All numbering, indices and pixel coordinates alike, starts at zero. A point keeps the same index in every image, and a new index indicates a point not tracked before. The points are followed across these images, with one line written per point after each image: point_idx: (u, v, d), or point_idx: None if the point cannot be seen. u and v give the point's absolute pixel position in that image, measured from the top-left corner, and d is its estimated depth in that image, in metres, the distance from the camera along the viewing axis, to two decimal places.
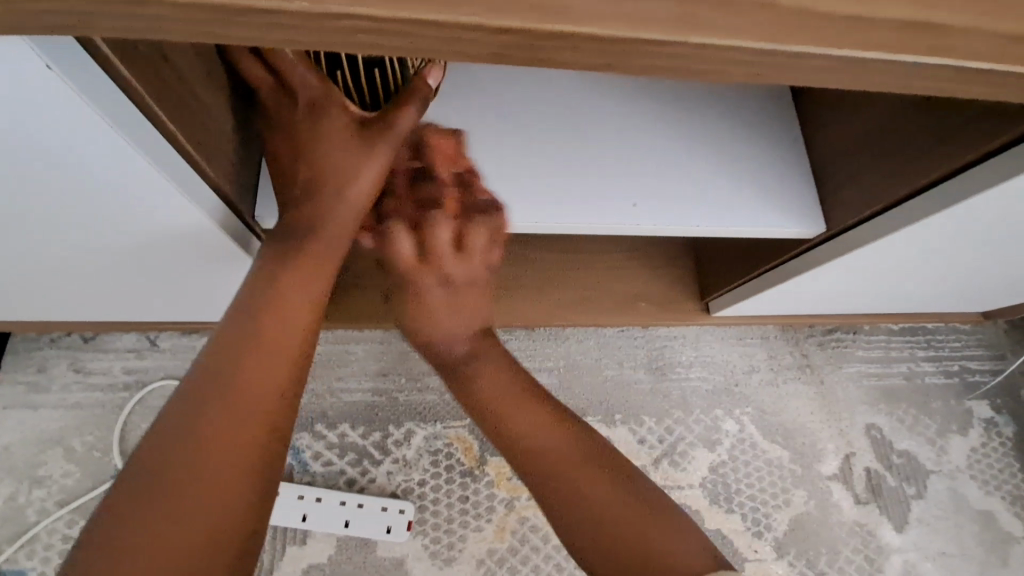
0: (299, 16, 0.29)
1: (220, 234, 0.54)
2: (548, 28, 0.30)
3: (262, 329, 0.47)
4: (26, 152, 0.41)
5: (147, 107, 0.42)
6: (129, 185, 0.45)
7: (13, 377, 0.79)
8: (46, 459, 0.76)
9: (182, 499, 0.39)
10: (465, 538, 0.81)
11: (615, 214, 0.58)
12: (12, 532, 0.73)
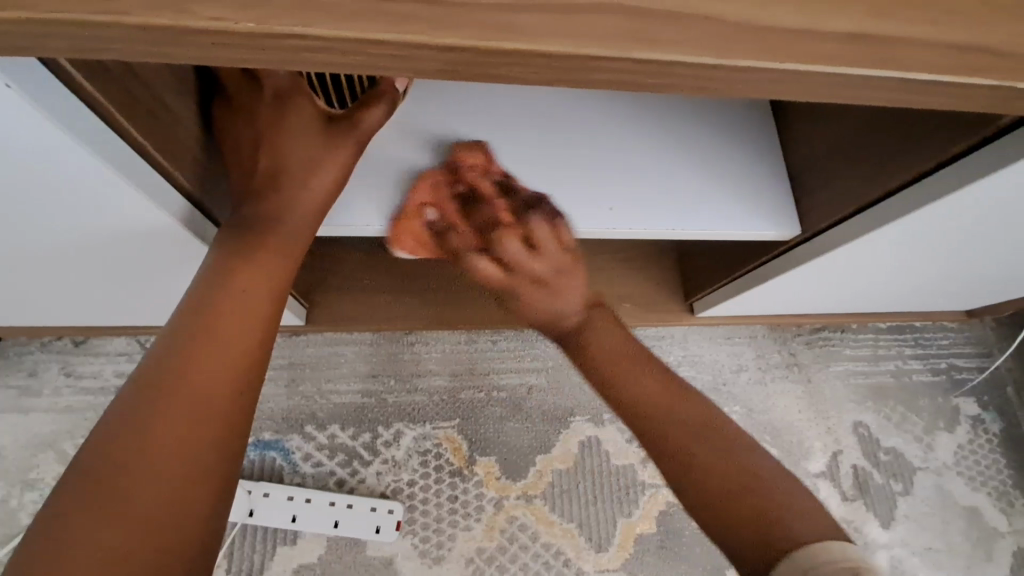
0: (251, 36, 0.30)
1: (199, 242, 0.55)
2: (496, 46, 0.31)
3: (217, 323, 0.46)
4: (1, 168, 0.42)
5: (115, 122, 0.43)
6: (104, 197, 0.46)
7: (5, 381, 0.80)
8: (38, 463, 0.77)
9: (123, 501, 0.38)
10: (454, 538, 0.81)
11: (593, 218, 0.59)
12: (5, 535, 0.74)
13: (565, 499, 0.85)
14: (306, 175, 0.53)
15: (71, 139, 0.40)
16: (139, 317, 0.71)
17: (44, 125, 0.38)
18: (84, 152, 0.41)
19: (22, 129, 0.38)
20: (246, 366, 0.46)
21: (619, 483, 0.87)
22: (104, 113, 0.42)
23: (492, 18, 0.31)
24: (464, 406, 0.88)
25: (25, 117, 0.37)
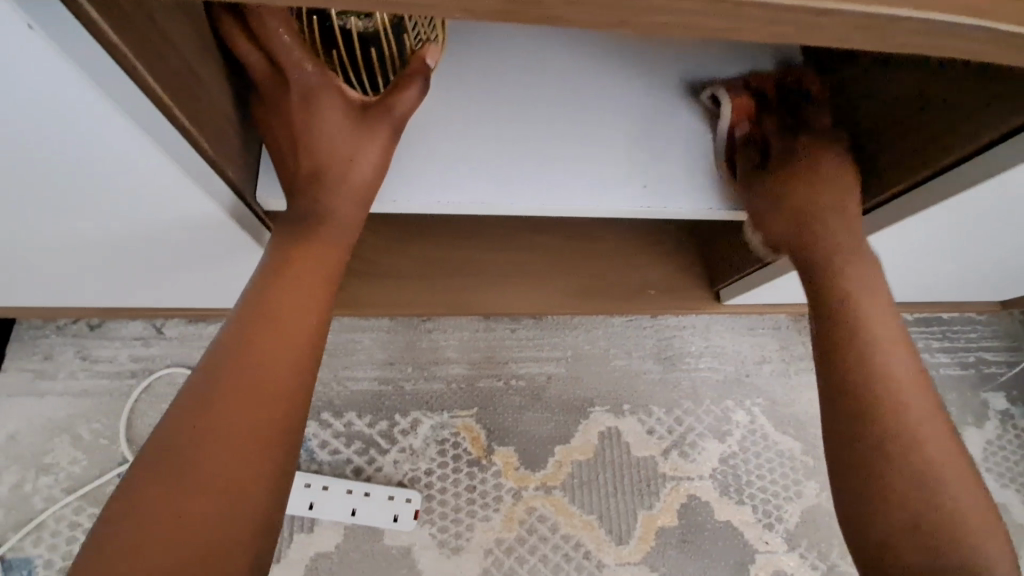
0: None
1: (228, 220, 0.53)
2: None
3: (277, 313, 0.47)
4: (24, 129, 0.40)
5: (144, 83, 0.41)
6: (133, 163, 0.44)
7: (20, 364, 0.79)
8: (53, 447, 0.76)
9: (195, 482, 0.40)
10: (472, 528, 0.80)
11: (628, 196, 0.57)
12: (20, 519, 0.73)
13: (585, 491, 0.84)
14: (348, 169, 0.52)
15: (104, 100, 0.38)
16: (155, 299, 0.70)
17: (79, 83, 0.37)
18: (117, 116, 0.39)
19: (55, 88, 0.37)
20: (299, 369, 0.46)
21: (640, 475, 0.86)
22: (135, 74, 0.40)
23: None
24: (482, 395, 0.86)
25: (60, 72, 0.36)
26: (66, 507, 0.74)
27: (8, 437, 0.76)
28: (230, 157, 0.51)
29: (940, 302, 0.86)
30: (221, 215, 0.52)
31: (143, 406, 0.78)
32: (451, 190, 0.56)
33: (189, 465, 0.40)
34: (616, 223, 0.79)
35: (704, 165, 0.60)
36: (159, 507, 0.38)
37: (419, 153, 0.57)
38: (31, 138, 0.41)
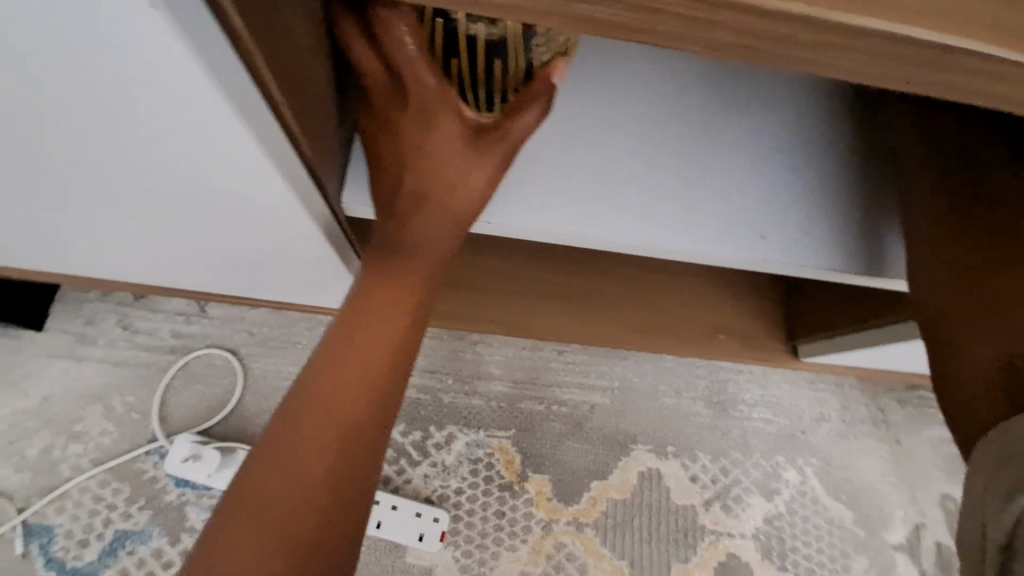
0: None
1: (310, 224, 0.49)
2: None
3: (369, 335, 0.45)
4: (117, 114, 0.36)
5: (264, 84, 0.37)
6: (230, 160, 0.40)
7: (63, 326, 0.78)
8: (85, 414, 0.74)
9: (287, 509, 0.38)
10: (498, 556, 0.76)
11: (737, 244, 0.53)
12: (45, 485, 0.72)
13: (619, 533, 0.79)
14: (450, 183, 0.49)
15: (228, 110, 0.35)
16: (205, 283, 0.67)
17: (207, 93, 0.33)
18: (238, 125, 0.36)
19: (177, 91, 0.33)
20: (387, 395, 0.44)
21: (677, 523, 0.81)
22: (257, 72, 0.36)
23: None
24: (522, 418, 0.82)
25: (189, 81, 0.32)
26: (91, 479, 0.72)
27: (43, 399, 0.75)
28: (324, 159, 0.48)
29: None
30: (306, 221, 0.49)
31: (178, 385, 0.76)
32: (542, 216, 0.52)
33: (282, 491, 0.39)
34: None
35: (815, 218, 0.55)
36: (243, 529, 0.37)
37: (520, 173, 0.53)
38: (129, 129, 0.37)
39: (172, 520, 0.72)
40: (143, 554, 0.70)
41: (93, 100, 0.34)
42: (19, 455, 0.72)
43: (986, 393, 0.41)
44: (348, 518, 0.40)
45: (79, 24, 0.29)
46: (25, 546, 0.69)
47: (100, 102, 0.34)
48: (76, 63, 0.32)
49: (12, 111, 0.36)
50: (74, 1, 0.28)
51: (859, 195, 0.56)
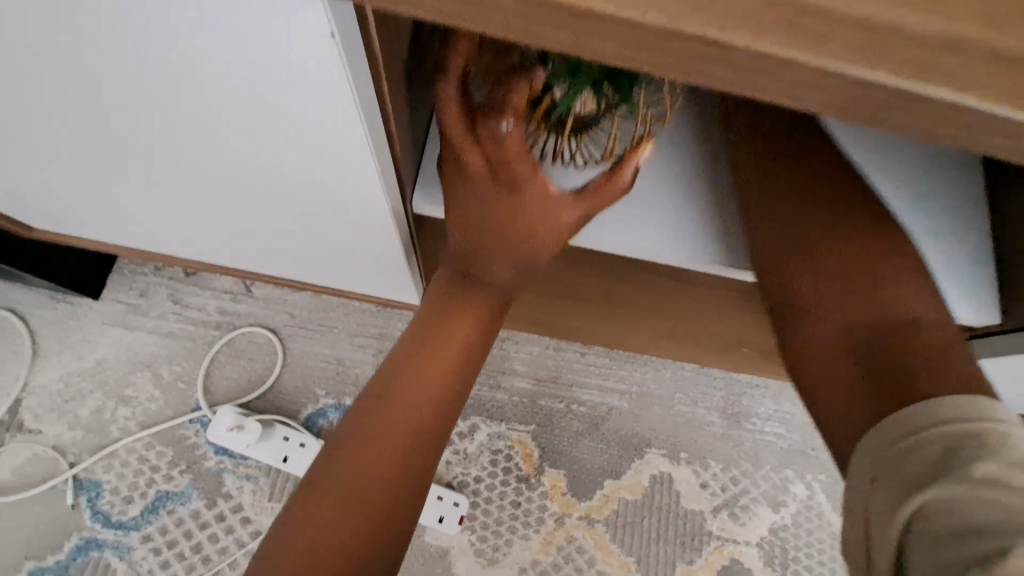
0: (551, 10, 0.23)
1: (386, 216, 0.53)
2: (883, 81, 0.23)
3: (432, 352, 0.50)
4: (244, 100, 0.40)
5: (380, 86, 0.41)
6: (333, 149, 0.43)
7: (117, 296, 0.82)
8: (134, 380, 0.79)
9: (353, 494, 0.43)
10: (511, 543, 0.80)
11: None
12: (95, 443, 0.76)
13: (628, 532, 0.82)
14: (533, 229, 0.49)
15: (352, 100, 0.38)
16: (258, 264, 0.71)
17: (342, 85, 0.37)
18: (356, 117, 0.39)
19: (316, 84, 0.37)
20: (443, 406, 0.49)
21: (685, 526, 0.84)
22: (377, 76, 0.40)
23: (883, 41, 0.23)
24: (542, 414, 0.86)
25: (328, 73, 0.36)
26: (138, 440, 0.77)
27: (96, 362, 0.79)
28: (404, 159, 0.51)
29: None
30: (385, 212, 0.52)
31: (223, 358, 0.81)
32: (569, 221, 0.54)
33: (349, 480, 0.44)
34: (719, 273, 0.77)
35: None
36: (313, 509, 0.42)
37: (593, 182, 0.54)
38: (248, 109, 0.41)
39: (210, 485, 0.76)
40: (182, 514, 0.75)
41: (230, 76, 0.38)
42: (71, 414, 0.77)
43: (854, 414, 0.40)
44: (402, 513, 0.44)
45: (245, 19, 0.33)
46: (75, 498, 0.74)
47: (233, 79, 0.38)
48: (226, 44, 0.35)
49: (141, 86, 0.40)
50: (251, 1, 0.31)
51: None
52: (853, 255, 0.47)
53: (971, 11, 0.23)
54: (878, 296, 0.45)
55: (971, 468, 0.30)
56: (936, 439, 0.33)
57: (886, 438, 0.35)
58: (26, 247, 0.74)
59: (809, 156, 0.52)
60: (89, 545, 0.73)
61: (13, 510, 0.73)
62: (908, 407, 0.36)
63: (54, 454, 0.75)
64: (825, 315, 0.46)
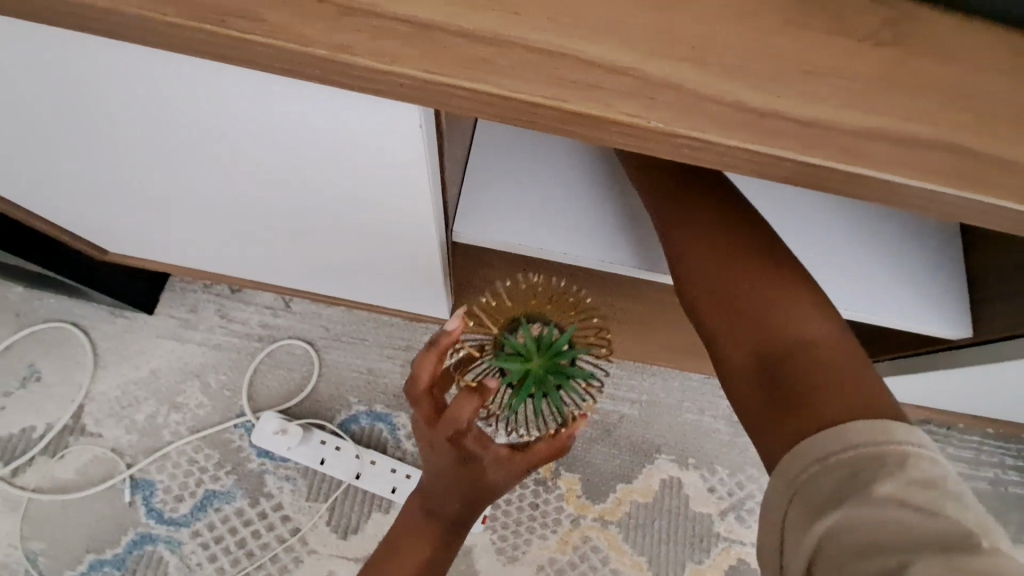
0: (581, 97, 0.28)
1: (431, 253, 0.58)
2: (842, 170, 0.29)
3: None
4: (319, 162, 0.45)
5: (443, 159, 0.46)
6: (393, 206, 0.49)
7: (169, 311, 0.90)
8: (185, 388, 0.87)
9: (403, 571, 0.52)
10: (530, 542, 0.85)
11: None
12: (149, 445, 0.84)
13: (640, 532, 0.88)
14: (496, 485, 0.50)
15: (421, 177, 0.43)
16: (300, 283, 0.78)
17: (418, 157, 0.41)
18: (425, 180, 0.44)
19: (387, 161, 0.42)
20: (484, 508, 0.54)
21: (694, 529, 0.89)
22: (441, 152, 0.45)
23: (838, 133, 0.29)
24: None
25: (407, 148, 0.40)
26: (188, 444, 0.84)
27: (150, 372, 0.87)
28: (450, 202, 0.57)
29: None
30: (433, 246, 0.56)
31: (265, 367, 0.88)
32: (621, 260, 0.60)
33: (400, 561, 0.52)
34: None
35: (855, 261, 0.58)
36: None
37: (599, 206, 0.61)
38: (320, 167, 0.45)
39: (252, 485, 0.83)
40: (228, 512, 0.82)
41: (310, 142, 0.42)
42: (128, 419, 0.85)
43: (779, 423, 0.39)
44: None
45: (332, 109, 0.38)
46: (131, 496, 0.81)
47: (312, 147, 0.42)
48: (312, 119, 0.39)
49: (220, 144, 0.45)
50: (345, 100, 0.36)
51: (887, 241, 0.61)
52: (737, 266, 0.48)
53: (909, 113, 0.29)
54: (786, 303, 0.44)
55: (875, 489, 0.33)
56: (850, 461, 0.34)
57: (800, 458, 0.36)
58: (88, 271, 0.79)
59: (795, 190, 0.59)
60: (143, 540, 0.80)
61: (76, 508, 0.80)
62: (814, 432, 0.36)
63: (113, 455, 0.83)
64: (725, 331, 0.45)
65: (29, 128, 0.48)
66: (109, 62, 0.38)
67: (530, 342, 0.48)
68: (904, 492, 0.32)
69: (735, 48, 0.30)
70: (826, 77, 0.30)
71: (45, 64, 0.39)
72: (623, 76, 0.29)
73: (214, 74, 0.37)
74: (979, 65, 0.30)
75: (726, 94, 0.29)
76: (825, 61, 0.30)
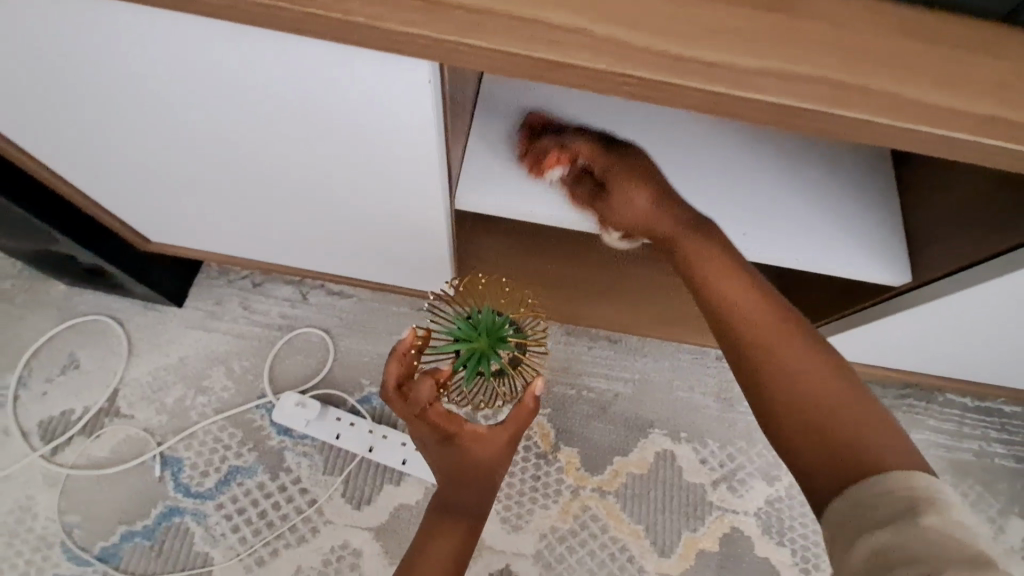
0: (547, 47, 0.36)
1: (436, 220, 0.65)
2: (754, 100, 0.37)
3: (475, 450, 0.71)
4: (341, 129, 0.52)
5: (448, 120, 0.52)
6: (403, 171, 0.56)
7: (196, 303, 0.97)
8: (210, 372, 0.93)
9: (436, 546, 0.67)
10: (532, 512, 0.91)
11: (736, 241, 0.65)
12: (177, 425, 0.90)
13: (637, 502, 0.93)
14: (487, 462, 0.67)
15: (428, 132, 0.50)
16: (315, 265, 0.85)
17: (427, 110, 0.47)
18: (432, 134, 0.50)
19: (395, 120, 0.49)
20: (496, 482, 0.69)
21: (688, 498, 0.94)
22: (446, 111, 0.51)
23: (750, 70, 0.37)
24: (556, 399, 0.98)
25: (417, 101, 0.46)
26: (213, 423, 0.90)
27: (179, 359, 0.94)
28: (455, 171, 0.63)
29: (1015, 392, 0.90)
30: (439, 210, 0.63)
31: (283, 353, 0.95)
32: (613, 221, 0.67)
33: (432, 538, 0.67)
34: None
35: (802, 221, 0.67)
36: (414, 561, 0.66)
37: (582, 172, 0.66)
38: (344, 137, 0.53)
39: (273, 461, 0.89)
40: (250, 485, 0.88)
41: (335, 110, 0.49)
42: (158, 402, 0.92)
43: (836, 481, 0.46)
44: (468, 542, 0.68)
45: (352, 74, 0.45)
46: (161, 471, 0.88)
47: (333, 114, 0.50)
48: (333, 85, 0.46)
49: (256, 125, 0.54)
50: (361, 59, 0.43)
51: (842, 204, 0.68)
52: (802, 356, 0.52)
53: (808, 60, 0.37)
54: (822, 366, 0.52)
55: (922, 517, 0.40)
56: (905, 495, 0.42)
57: (869, 491, 0.44)
58: (125, 259, 0.84)
59: (747, 167, 0.69)
60: (172, 512, 0.86)
61: (108, 483, 0.87)
62: (880, 475, 0.44)
63: (144, 435, 0.89)
64: (795, 421, 0.50)
65: (101, 119, 0.58)
66: (166, 43, 0.46)
67: (467, 329, 0.62)
68: (948, 526, 0.39)
69: (669, 10, 0.38)
70: (742, 30, 0.38)
71: (119, 58, 0.48)
72: (584, 34, 0.37)
73: (252, 50, 0.45)
74: (864, 23, 0.39)
75: (666, 46, 0.37)
76: (742, 20, 0.38)
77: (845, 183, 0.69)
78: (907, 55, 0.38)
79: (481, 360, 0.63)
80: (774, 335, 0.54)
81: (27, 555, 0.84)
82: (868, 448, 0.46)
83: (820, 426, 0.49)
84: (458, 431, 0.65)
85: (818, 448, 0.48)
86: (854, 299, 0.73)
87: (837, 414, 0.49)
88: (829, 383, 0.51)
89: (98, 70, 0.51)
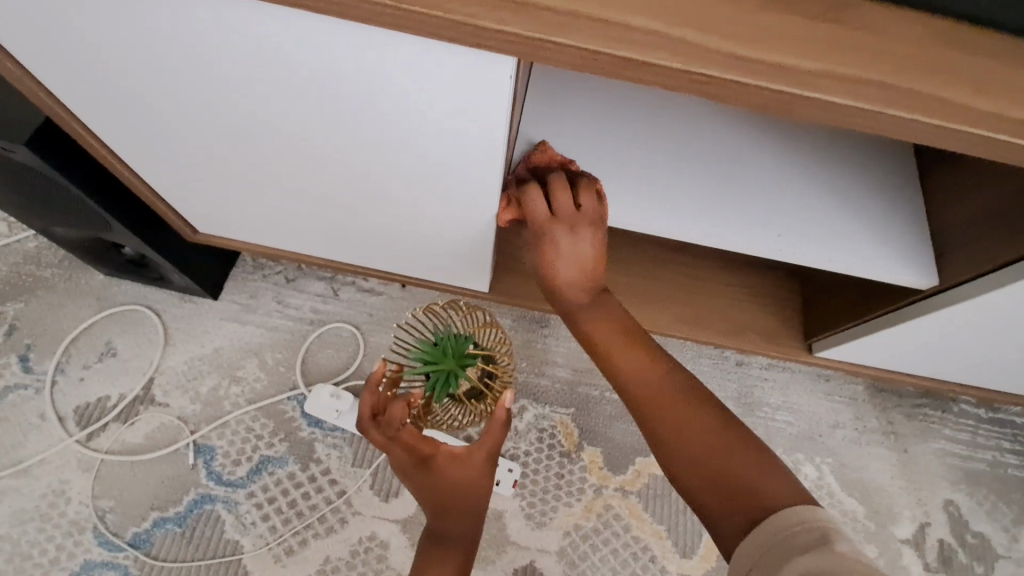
0: (626, 46, 0.40)
1: (483, 216, 0.68)
2: (813, 98, 0.40)
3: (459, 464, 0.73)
4: (408, 126, 0.55)
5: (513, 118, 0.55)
6: (460, 166, 0.60)
7: (231, 296, 1.00)
8: (244, 363, 0.96)
9: (433, 555, 0.71)
10: (556, 509, 0.92)
11: (770, 242, 0.68)
12: (211, 415, 0.92)
13: (658, 503, 0.94)
14: (467, 482, 0.69)
15: (493, 130, 0.53)
16: (355, 258, 0.88)
17: (500, 110, 0.50)
18: (497, 133, 0.53)
19: (463, 116, 0.52)
20: (486, 493, 0.72)
21: None
22: (513, 111, 0.54)
23: (810, 70, 0.40)
24: (580, 398, 0.99)
25: (491, 98, 0.49)
26: (246, 414, 0.92)
27: (215, 349, 0.96)
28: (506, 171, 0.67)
29: None
30: (489, 207, 0.66)
31: (315, 347, 0.97)
32: (667, 218, 0.68)
33: (430, 548, 0.72)
34: (726, 268, 0.93)
35: (831, 226, 0.70)
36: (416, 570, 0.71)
37: (626, 173, 0.69)
38: (410, 134, 0.56)
39: (304, 452, 0.91)
40: (281, 475, 0.89)
41: (406, 107, 0.53)
42: (193, 390, 0.93)
43: (737, 526, 0.51)
44: (463, 550, 0.72)
45: (430, 73, 0.48)
46: (194, 459, 0.89)
47: (404, 111, 0.53)
48: (411, 83, 0.49)
49: (323, 119, 0.57)
50: (443, 59, 0.46)
51: (871, 211, 0.71)
52: (686, 416, 0.60)
53: (864, 65, 0.41)
54: (696, 415, 0.60)
55: (836, 544, 0.43)
56: (820, 526, 0.46)
57: (785, 519, 0.48)
58: (172, 249, 0.87)
59: (778, 173, 0.72)
60: (203, 500, 0.87)
61: (141, 470, 0.88)
62: (787, 510, 0.48)
63: (178, 422, 0.91)
64: (678, 462, 0.58)
65: (176, 113, 0.61)
66: (256, 40, 0.49)
67: (434, 351, 0.65)
68: (857, 551, 0.43)
69: (735, 14, 0.41)
70: (803, 36, 0.41)
71: (207, 51, 0.51)
72: (657, 35, 0.40)
73: (337, 48, 0.48)
74: (913, 34, 0.42)
75: (732, 47, 0.40)
76: (800, 26, 0.41)
77: (874, 191, 0.72)
78: (954, 62, 0.42)
79: (449, 380, 0.65)
80: (652, 403, 0.63)
81: (58, 540, 0.85)
82: (745, 478, 0.54)
83: (705, 475, 0.55)
84: (432, 453, 0.68)
85: (714, 497, 0.54)
86: (880, 302, 0.76)
87: (725, 464, 0.55)
88: (704, 428, 0.59)
89: (186, 77, 0.55)
